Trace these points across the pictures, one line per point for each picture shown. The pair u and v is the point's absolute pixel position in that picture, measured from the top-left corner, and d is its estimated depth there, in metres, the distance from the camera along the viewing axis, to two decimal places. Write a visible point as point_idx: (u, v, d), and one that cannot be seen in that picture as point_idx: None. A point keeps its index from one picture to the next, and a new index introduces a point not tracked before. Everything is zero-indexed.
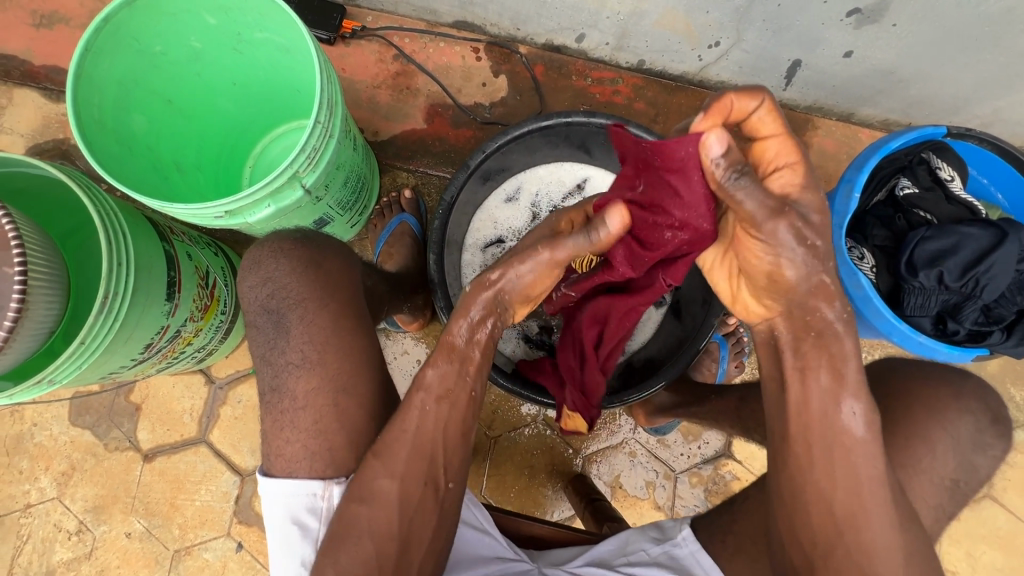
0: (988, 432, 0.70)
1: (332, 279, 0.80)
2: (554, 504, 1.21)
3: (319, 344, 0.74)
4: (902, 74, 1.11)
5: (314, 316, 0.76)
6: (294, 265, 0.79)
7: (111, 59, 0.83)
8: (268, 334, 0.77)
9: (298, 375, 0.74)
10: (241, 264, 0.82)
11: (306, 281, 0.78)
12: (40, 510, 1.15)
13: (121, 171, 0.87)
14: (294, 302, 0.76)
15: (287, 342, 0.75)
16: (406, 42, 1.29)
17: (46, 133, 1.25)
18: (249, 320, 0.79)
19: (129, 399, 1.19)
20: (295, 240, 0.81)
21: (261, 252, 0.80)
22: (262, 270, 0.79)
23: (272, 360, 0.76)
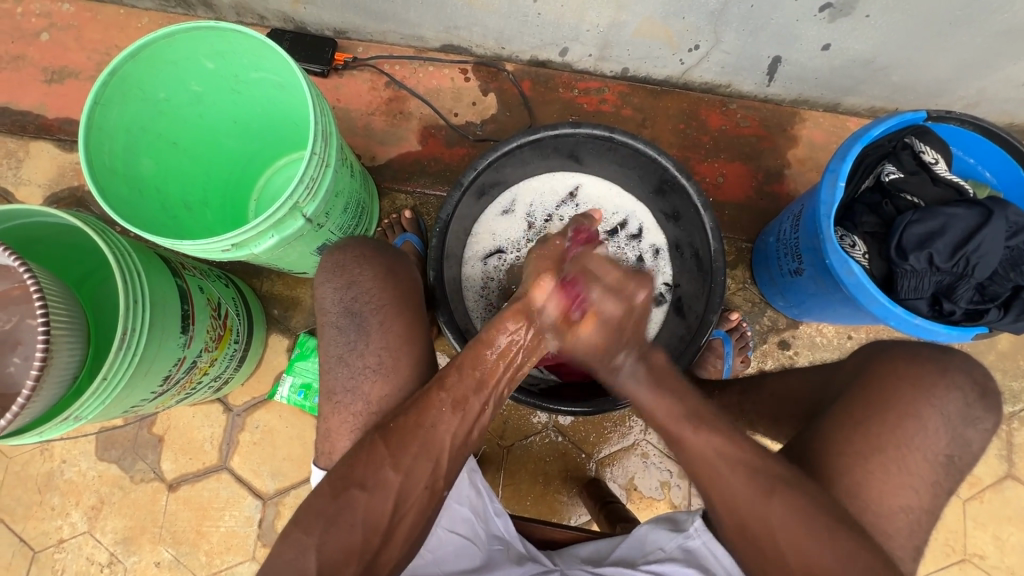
0: (976, 405, 0.71)
1: (407, 289, 0.89)
2: (571, 509, 1.22)
3: (393, 350, 0.83)
4: (881, 62, 1.13)
5: (393, 320, 0.84)
6: (380, 272, 0.88)
7: (119, 108, 0.88)
8: (347, 334, 0.83)
9: (373, 378, 0.82)
10: (321, 265, 0.89)
11: (387, 288, 0.86)
12: (72, 544, 1.19)
13: (131, 213, 0.92)
14: (375, 306, 0.85)
15: (366, 343, 0.83)
16: (396, 70, 1.34)
17: (61, 181, 1.31)
18: (326, 321, 0.85)
19: (152, 431, 1.23)
20: (374, 248, 0.90)
21: (344, 257, 0.88)
22: (346, 275, 0.86)
23: (350, 360, 0.82)
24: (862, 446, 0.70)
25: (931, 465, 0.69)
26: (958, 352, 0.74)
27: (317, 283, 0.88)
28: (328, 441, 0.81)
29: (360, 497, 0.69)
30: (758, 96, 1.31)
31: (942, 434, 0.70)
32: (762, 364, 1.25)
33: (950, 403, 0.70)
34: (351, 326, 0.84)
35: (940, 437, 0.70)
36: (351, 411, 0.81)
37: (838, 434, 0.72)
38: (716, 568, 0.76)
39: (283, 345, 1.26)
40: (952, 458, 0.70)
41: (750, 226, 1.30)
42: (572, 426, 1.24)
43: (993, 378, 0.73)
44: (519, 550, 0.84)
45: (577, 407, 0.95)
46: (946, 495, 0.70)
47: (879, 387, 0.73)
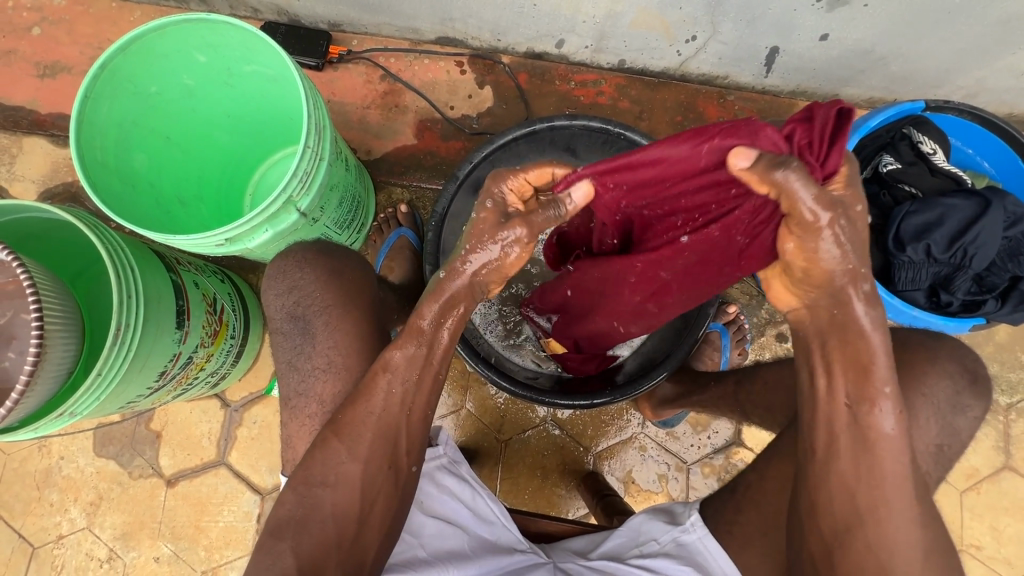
0: (965, 392, 0.70)
1: (356, 286, 0.88)
2: (569, 503, 1.22)
3: (342, 349, 0.82)
4: (881, 52, 1.12)
5: (340, 320, 0.84)
6: (322, 272, 0.87)
7: (110, 103, 0.87)
8: (292, 338, 0.84)
9: (322, 378, 0.81)
10: (267, 273, 0.89)
11: (331, 288, 0.86)
12: (71, 540, 1.19)
13: (123, 208, 0.91)
14: (319, 308, 0.84)
15: (314, 345, 0.83)
16: (392, 62, 1.33)
17: (55, 177, 1.30)
18: (276, 327, 0.86)
19: (149, 426, 1.23)
20: (314, 251, 0.89)
21: (286, 262, 0.88)
22: (288, 279, 0.87)
23: (299, 365, 0.83)
24: None
25: (928, 457, 0.69)
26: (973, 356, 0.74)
27: (263, 289, 0.89)
28: None
29: (349, 494, 0.68)
30: (756, 87, 1.30)
31: (933, 425, 0.70)
32: (759, 356, 1.25)
33: (939, 391, 0.70)
34: (347, 319, 0.83)
35: (930, 427, 0.69)
36: (306, 414, 0.81)
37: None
38: (714, 565, 0.75)
39: None
40: (941, 447, 0.70)
41: None
42: (570, 420, 1.24)
43: (983, 366, 0.73)
44: (512, 538, 0.84)
45: (577, 400, 0.96)
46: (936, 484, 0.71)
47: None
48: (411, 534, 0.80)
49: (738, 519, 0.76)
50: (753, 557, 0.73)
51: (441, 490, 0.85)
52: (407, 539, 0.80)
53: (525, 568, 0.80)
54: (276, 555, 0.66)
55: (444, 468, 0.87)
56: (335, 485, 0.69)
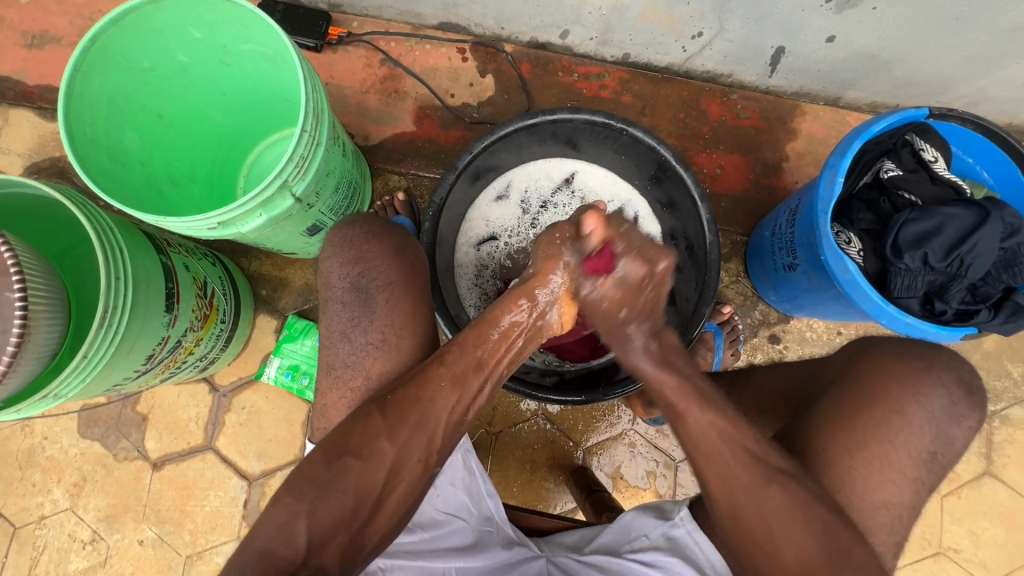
0: (961, 402, 0.71)
1: (417, 267, 0.87)
2: (557, 497, 1.23)
3: (397, 327, 0.82)
4: (886, 57, 1.12)
5: (399, 298, 0.83)
6: (388, 248, 0.86)
7: (100, 77, 0.85)
8: (351, 309, 0.82)
9: (373, 354, 0.80)
10: (330, 239, 0.88)
11: (395, 266, 0.85)
12: (54, 521, 1.18)
13: (114, 186, 0.89)
14: (382, 283, 0.83)
15: (371, 321, 0.82)
16: (392, 47, 1.30)
17: (42, 151, 1.26)
18: (331, 296, 0.84)
19: (136, 409, 1.21)
20: (385, 224, 0.89)
21: (353, 231, 0.87)
22: (354, 249, 0.85)
23: (352, 337, 0.81)
24: (848, 439, 0.70)
25: (916, 460, 0.69)
26: (964, 362, 0.74)
27: (322, 256, 0.87)
28: (330, 425, 0.81)
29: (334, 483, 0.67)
30: (759, 87, 1.29)
31: (927, 433, 0.70)
32: (751, 358, 1.25)
33: (935, 400, 0.70)
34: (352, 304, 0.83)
35: (921, 433, 0.70)
36: (350, 387, 0.80)
37: (820, 429, 0.72)
38: (700, 558, 0.76)
39: (271, 326, 1.24)
40: (935, 455, 0.70)
41: (745, 218, 1.30)
42: (561, 415, 1.24)
43: (979, 377, 0.73)
44: (508, 534, 0.85)
45: (567, 398, 0.95)
46: (928, 490, 0.70)
47: (867, 383, 0.72)
48: (422, 526, 0.81)
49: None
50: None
51: (453, 482, 0.84)
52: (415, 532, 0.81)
53: (524, 563, 0.81)
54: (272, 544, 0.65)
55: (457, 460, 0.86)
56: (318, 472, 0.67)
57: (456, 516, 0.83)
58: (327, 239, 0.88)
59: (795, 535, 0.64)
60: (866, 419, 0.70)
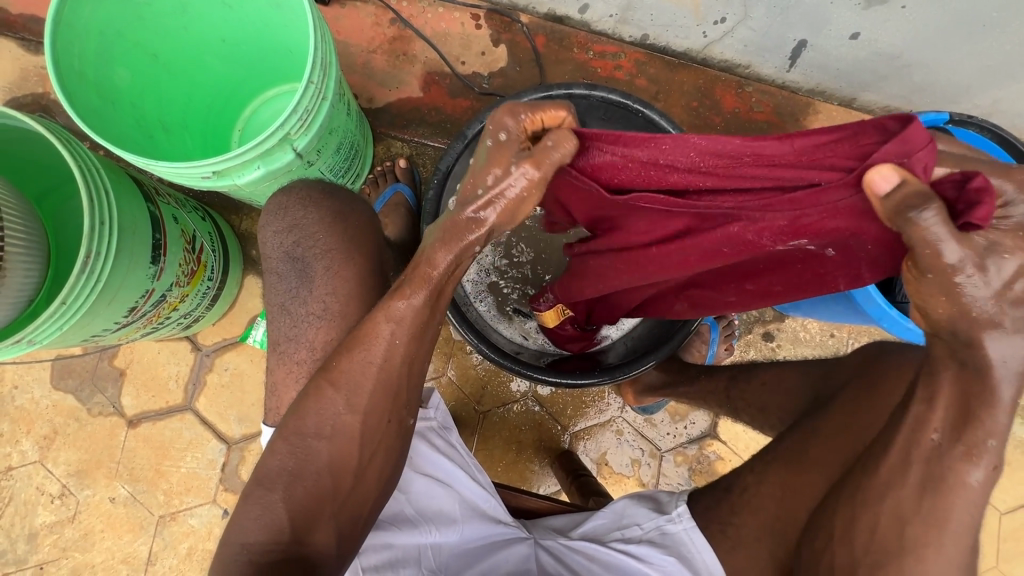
0: None
1: (363, 235, 0.84)
2: (541, 479, 1.23)
3: (341, 296, 0.78)
4: (907, 59, 1.10)
5: (341, 268, 0.80)
6: (327, 214, 0.83)
7: (92, 6, 0.79)
8: (289, 281, 0.80)
9: (315, 324, 0.78)
10: (266, 208, 0.85)
11: (336, 233, 0.82)
12: (21, 473, 1.14)
13: (101, 126, 0.84)
14: (321, 251, 0.80)
15: (310, 291, 0.79)
16: (403, 6, 1.24)
17: (24, 86, 1.19)
18: (270, 267, 0.82)
19: (113, 363, 1.17)
20: (321, 191, 0.85)
21: (288, 198, 0.83)
22: (289, 218, 0.82)
23: (292, 309, 0.79)
24: None
25: None
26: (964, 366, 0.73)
27: (259, 227, 0.84)
28: (279, 404, 0.77)
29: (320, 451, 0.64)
30: (775, 81, 1.27)
31: None
32: (744, 353, 1.26)
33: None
34: (346, 269, 0.80)
35: None
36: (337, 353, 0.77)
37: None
38: (697, 561, 0.73)
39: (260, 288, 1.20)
40: None
41: None
42: (550, 397, 1.23)
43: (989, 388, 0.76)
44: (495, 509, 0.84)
45: (564, 379, 0.94)
46: None
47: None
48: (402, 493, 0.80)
49: (729, 518, 0.73)
50: (735, 554, 0.71)
51: (433, 455, 0.83)
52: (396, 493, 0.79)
53: (506, 542, 0.81)
54: (267, 513, 0.62)
55: (434, 431, 0.86)
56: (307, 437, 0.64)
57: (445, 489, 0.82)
58: (264, 207, 0.86)
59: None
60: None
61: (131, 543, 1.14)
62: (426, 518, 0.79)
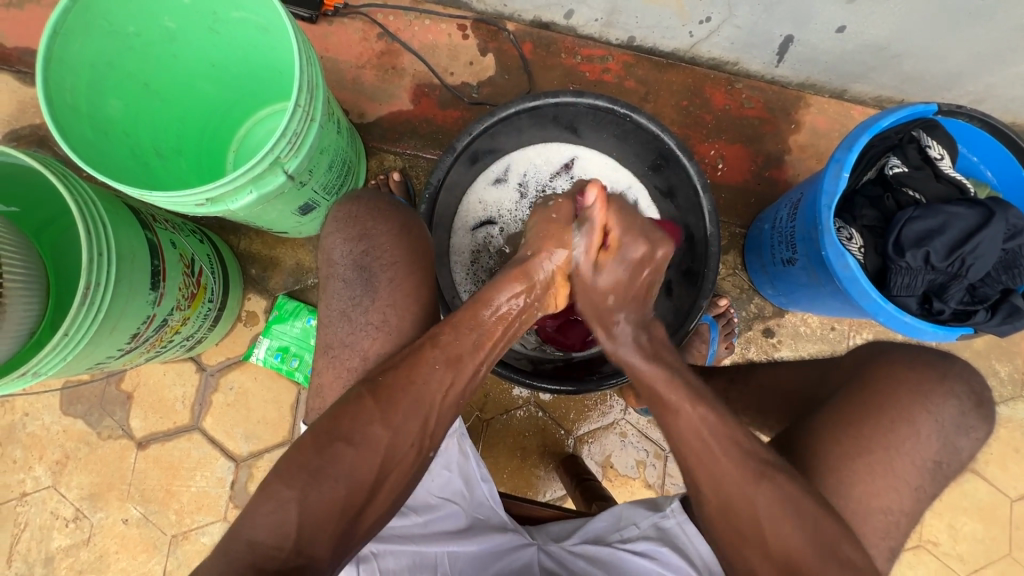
0: (970, 414, 0.70)
1: (424, 247, 0.85)
2: (546, 485, 1.23)
3: (400, 309, 0.80)
4: (895, 49, 1.10)
5: (405, 279, 0.82)
6: (395, 227, 0.84)
7: (82, 41, 0.81)
8: (353, 288, 0.81)
9: (373, 335, 0.79)
10: (335, 214, 0.86)
11: (402, 245, 0.84)
12: (36, 498, 1.16)
13: (96, 157, 0.85)
14: (386, 262, 0.82)
15: (373, 300, 0.80)
16: (390, 21, 1.25)
17: (22, 118, 1.21)
18: (335, 274, 0.83)
19: (120, 387, 1.19)
20: (392, 203, 0.87)
21: (358, 208, 0.85)
22: (359, 226, 0.84)
23: (352, 316, 0.80)
24: (867, 455, 0.69)
25: (914, 462, 0.69)
26: (957, 359, 0.74)
27: (323, 233, 0.86)
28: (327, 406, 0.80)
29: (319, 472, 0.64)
30: (765, 76, 1.27)
31: (934, 441, 0.70)
32: (745, 351, 1.25)
33: (944, 411, 0.70)
34: (410, 280, 0.82)
35: (926, 440, 0.70)
36: (345, 369, 0.79)
37: (826, 434, 0.71)
38: (691, 549, 0.76)
39: (261, 307, 1.21)
40: (940, 464, 0.70)
41: (744, 211, 1.28)
42: (552, 403, 1.24)
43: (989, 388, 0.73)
44: (501, 519, 0.84)
45: (563, 386, 0.94)
46: (928, 496, 0.70)
47: (872, 387, 0.72)
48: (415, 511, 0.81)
49: None
50: None
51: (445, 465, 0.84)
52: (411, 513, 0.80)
53: (511, 548, 0.80)
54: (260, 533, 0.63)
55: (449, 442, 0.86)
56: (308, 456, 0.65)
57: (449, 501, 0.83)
58: (329, 216, 0.87)
59: (795, 521, 0.63)
60: (866, 415, 0.70)
61: (146, 563, 1.15)
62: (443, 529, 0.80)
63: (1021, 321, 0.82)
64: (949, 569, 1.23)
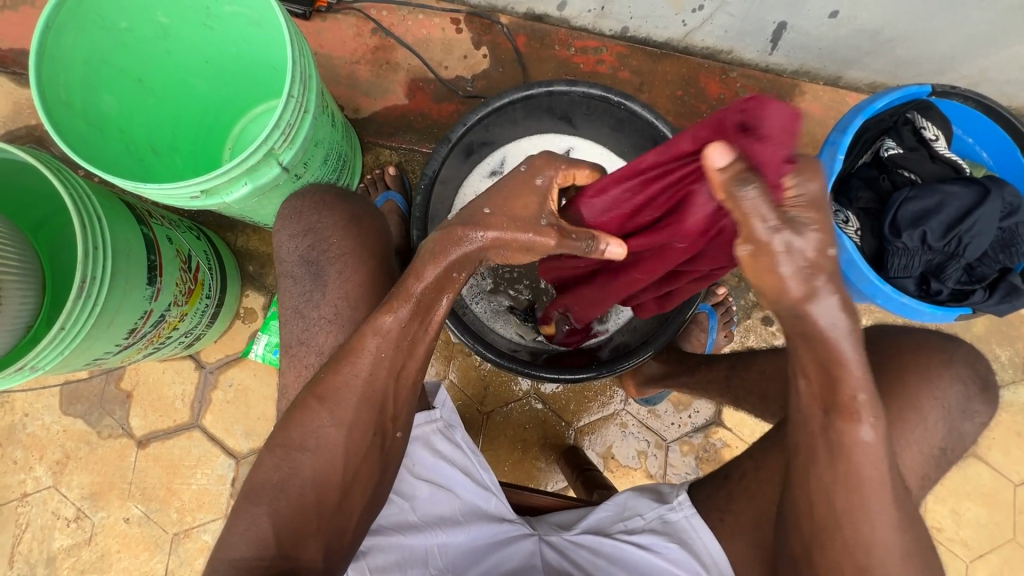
0: (975, 398, 0.70)
1: (375, 239, 0.85)
2: (548, 476, 1.23)
3: (352, 300, 0.79)
4: (889, 34, 1.10)
5: (353, 271, 0.81)
6: (341, 219, 0.84)
7: (74, 38, 0.81)
8: (303, 284, 0.81)
9: (326, 328, 0.78)
10: (280, 213, 0.86)
11: (350, 236, 0.83)
12: (37, 499, 1.16)
13: (89, 153, 0.85)
14: (334, 255, 0.82)
15: (324, 294, 0.80)
16: (383, 15, 1.26)
17: (18, 119, 1.21)
18: (286, 270, 0.83)
19: (119, 386, 1.19)
20: (335, 195, 0.86)
21: (303, 203, 0.85)
22: (304, 221, 0.84)
23: (306, 312, 0.80)
24: None
25: (913, 443, 0.69)
26: (963, 343, 0.73)
27: (275, 230, 0.86)
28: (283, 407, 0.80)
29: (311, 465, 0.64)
30: (759, 65, 1.27)
31: (940, 430, 0.69)
32: (744, 339, 1.25)
33: (952, 395, 0.69)
34: (358, 274, 0.81)
35: (929, 421, 0.69)
36: None
37: None
38: (698, 545, 0.75)
39: (259, 303, 1.21)
40: (945, 451, 0.70)
41: None
42: (553, 395, 1.24)
43: (993, 373, 0.73)
44: (501, 509, 0.84)
45: (562, 374, 0.94)
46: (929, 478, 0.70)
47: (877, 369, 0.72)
48: (404, 496, 0.80)
49: (731, 508, 0.74)
50: (737, 544, 0.72)
51: (435, 454, 0.83)
52: (399, 501, 0.79)
53: (512, 540, 0.81)
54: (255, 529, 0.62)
55: (439, 432, 0.85)
56: (304, 445, 0.65)
57: (441, 488, 0.82)
58: (279, 212, 0.87)
59: None
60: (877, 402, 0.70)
61: (148, 561, 1.15)
62: (440, 520, 0.80)
63: (1018, 299, 0.83)
64: (954, 555, 1.23)
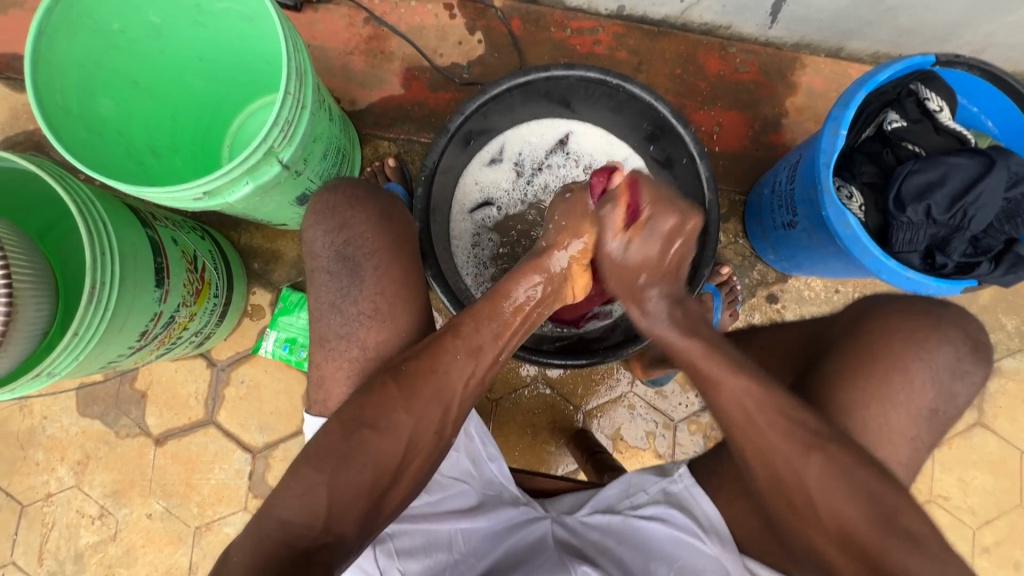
0: (966, 358, 0.71)
1: (406, 232, 0.86)
2: (559, 460, 1.25)
3: (364, 291, 0.81)
4: (890, 3, 1.07)
5: (389, 266, 0.82)
6: (374, 213, 0.84)
7: (68, 40, 0.80)
8: (339, 278, 0.81)
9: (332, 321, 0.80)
10: (314, 206, 0.86)
11: (384, 232, 0.83)
12: (61, 498, 1.19)
13: (89, 157, 0.85)
14: (369, 251, 0.82)
15: (361, 289, 0.81)
16: (376, 4, 1.24)
17: (15, 124, 1.21)
18: (316, 267, 0.83)
19: (134, 386, 1.21)
20: (366, 189, 0.86)
21: (335, 197, 0.85)
22: (338, 216, 0.84)
23: (343, 307, 0.80)
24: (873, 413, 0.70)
25: (916, 415, 0.70)
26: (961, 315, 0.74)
27: (306, 225, 0.85)
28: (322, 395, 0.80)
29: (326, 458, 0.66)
30: (758, 38, 1.25)
31: (930, 390, 0.70)
32: (750, 318, 1.25)
33: (951, 365, 0.70)
34: (394, 267, 0.82)
35: (932, 394, 0.70)
36: (345, 357, 0.80)
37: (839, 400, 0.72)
38: (698, 510, 0.78)
39: (266, 300, 1.22)
40: (935, 411, 0.70)
41: (744, 176, 1.27)
42: (560, 379, 1.25)
43: (982, 333, 0.73)
44: (512, 494, 0.85)
45: (569, 360, 0.94)
46: (931, 447, 0.72)
47: (874, 342, 0.72)
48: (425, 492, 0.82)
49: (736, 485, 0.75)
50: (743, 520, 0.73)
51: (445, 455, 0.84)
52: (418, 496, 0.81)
53: (527, 522, 0.82)
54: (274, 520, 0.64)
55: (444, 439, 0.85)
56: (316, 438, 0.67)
57: (460, 480, 0.84)
58: (312, 204, 0.86)
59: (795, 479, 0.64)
60: (867, 374, 0.71)
61: (172, 554, 1.19)
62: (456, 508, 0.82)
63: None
64: (961, 522, 1.25)
